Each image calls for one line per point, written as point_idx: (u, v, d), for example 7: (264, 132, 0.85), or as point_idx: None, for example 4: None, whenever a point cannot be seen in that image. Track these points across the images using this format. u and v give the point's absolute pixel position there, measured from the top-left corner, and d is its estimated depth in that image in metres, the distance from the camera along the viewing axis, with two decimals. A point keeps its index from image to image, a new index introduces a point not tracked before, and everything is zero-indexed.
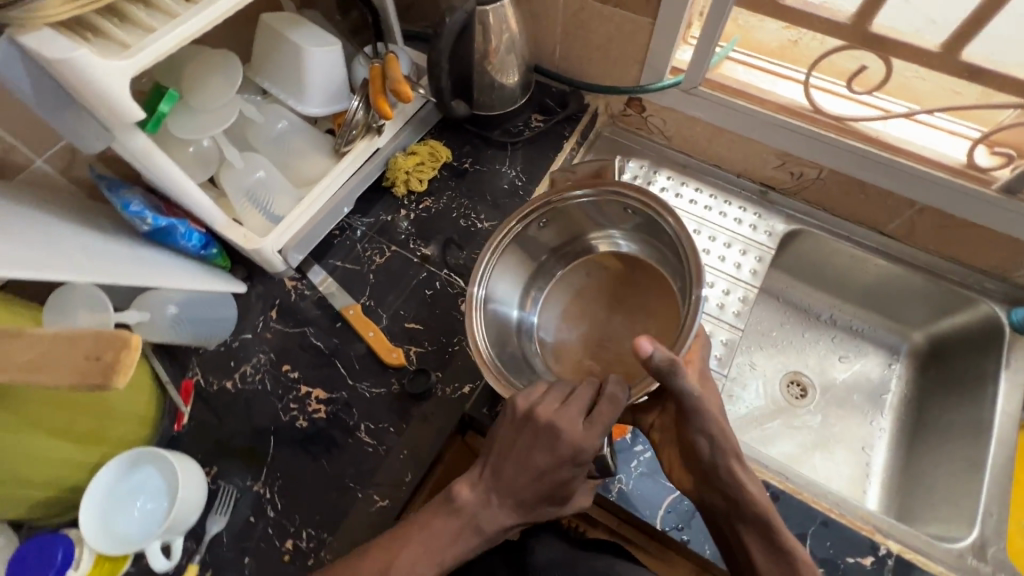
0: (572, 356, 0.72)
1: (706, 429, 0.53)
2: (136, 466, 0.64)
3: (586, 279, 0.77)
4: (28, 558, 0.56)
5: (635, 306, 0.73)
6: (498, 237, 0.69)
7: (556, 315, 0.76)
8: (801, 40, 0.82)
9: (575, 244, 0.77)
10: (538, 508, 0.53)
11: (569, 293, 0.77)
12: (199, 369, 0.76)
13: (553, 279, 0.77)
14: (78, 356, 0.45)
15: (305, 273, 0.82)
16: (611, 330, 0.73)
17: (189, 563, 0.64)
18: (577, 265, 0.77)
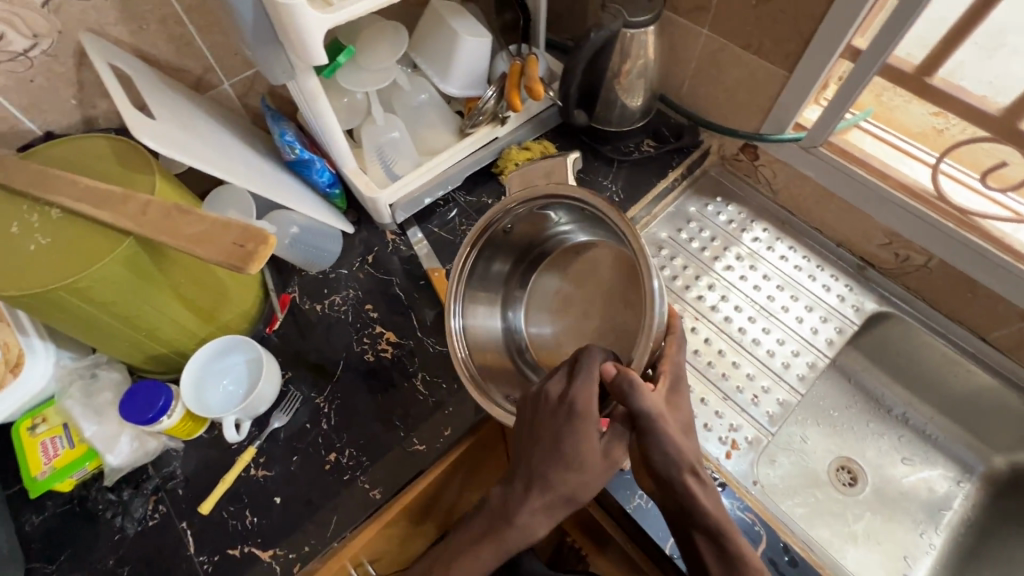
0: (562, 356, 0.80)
1: (661, 446, 0.55)
2: (223, 355, 0.75)
3: (563, 275, 0.84)
4: (138, 395, 0.66)
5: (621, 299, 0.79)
6: (464, 263, 0.74)
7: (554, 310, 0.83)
8: (948, 129, 0.80)
9: (540, 240, 0.84)
10: (583, 471, 0.55)
11: (555, 290, 0.84)
12: (297, 288, 0.86)
13: (531, 279, 0.85)
14: (227, 241, 0.55)
15: (405, 231, 0.91)
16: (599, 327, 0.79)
17: (250, 446, 0.73)
18: (554, 263, 0.85)
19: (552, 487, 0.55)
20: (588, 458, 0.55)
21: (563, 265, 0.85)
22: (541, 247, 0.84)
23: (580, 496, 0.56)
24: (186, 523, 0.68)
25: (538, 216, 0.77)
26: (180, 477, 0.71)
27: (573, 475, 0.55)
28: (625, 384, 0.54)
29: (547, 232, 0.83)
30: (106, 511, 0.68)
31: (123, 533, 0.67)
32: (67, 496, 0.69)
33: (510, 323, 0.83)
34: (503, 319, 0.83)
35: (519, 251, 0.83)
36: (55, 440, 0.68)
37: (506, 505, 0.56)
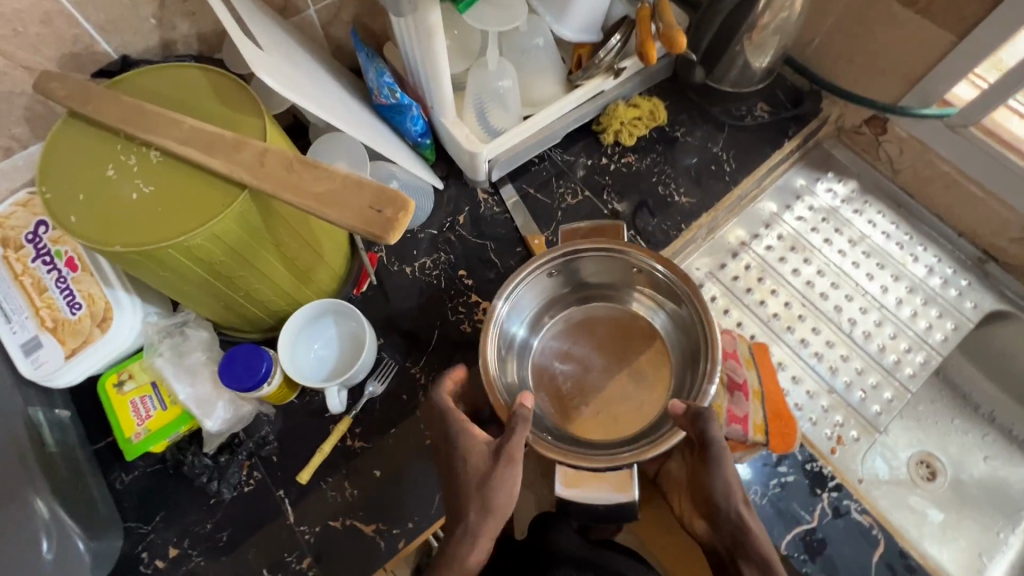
0: (565, 399, 0.74)
1: (719, 470, 0.52)
2: (317, 319, 0.70)
3: (607, 315, 0.78)
4: (236, 358, 0.62)
5: (647, 370, 0.75)
6: (541, 263, 0.68)
7: (564, 341, 0.77)
8: None
9: (610, 284, 0.77)
10: (506, 485, 0.51)
11: (579, 323, 0.78)
12: (384, 248, 0.80)
13: (571, 309, 0.78)
14: (362, 203, 0.48)
15: (498, 190, 0.83)
16: (615, 387, 0.74)
17: (345, 415, 0.69)
18: (601, 301, 0.78)
19: (462, 510, 0.50)
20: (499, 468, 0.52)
21: (618, 321, 0.77)
22: (606, 286, 0.77)
23: (501, 509, 0.50)
24: (284, 492, 0.66)
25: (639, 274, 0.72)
26: (273, 443, 0.68)
27: (500, 493, 0.51)
28: (698, 410, 0.56)
29: (631, 282, 0.75)
30: (201, 475, 0.65)
31: (220, 497, 0.65)
32: (158, 456, 0.66)
33: (525, 342, 0.76)
34: (525, 333, 0.75)
35: (585, 279, 0.76)
36: (145, 400, 0.65)
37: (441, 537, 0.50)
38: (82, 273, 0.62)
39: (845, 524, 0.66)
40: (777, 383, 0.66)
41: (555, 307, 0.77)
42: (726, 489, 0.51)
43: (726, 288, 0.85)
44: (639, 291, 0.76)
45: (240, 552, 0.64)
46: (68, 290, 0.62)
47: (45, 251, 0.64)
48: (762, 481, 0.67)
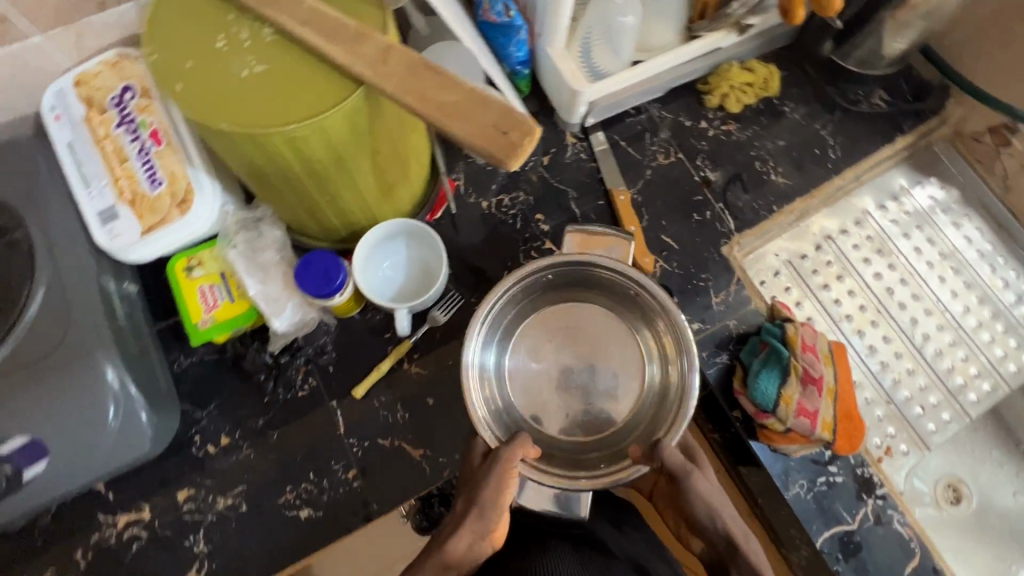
0: (535, 401, 0.69)
1: (696, 493, 0.56)
2: (389, 239, 0.68)
3: (604, 332, 0.71)
4: (313, 266, 0.61)
5: (615, 412, 0.69)
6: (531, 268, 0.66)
7: (542, 344, 0.71)
8: None
9: (600, 303, 0.71)
10: (506, 485, 0.53)
11: (572, 336, 0.71)
12: (463, 177, 0.76)
13: (554, 308, 0.71)
14: (488, 122, 0.45)
15: (589, 136, 0.79)
16: (581, 404, 0.69)
17: (405, 339, 0.68)
18: (599, 323, 0.71)
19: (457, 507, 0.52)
20: (498, 471, 0.54)
21: (611, 347, 0.71)
22: (598, 305, 0.71)
23: (489, 507, 0.50)
24: (338, 402, 0.66)
25: (661, 316, 0.66)
26: (331, 354, 0.67)
27: (500, 490, 0.52)
28: (656, 442, 0.60)
29: (649, 316, 0.68)
30: (260, 371, 0.66)
31: (275, 397, 0.66)
32: (218, 347, 0.67)
33: (505, 335, 0.70)
34: (502, 345, 0.70)
35: (567, 278, 0.70)
36: (213, 289, 0.64)
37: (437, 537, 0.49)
38: (166, 148, 0.61)
39: (884, 532, 0.66)
40: (852, 386, 0.65)
41: (540, 297, 0.71)
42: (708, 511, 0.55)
43: (800, 276, 0.81)
44: (650, 328, 0.69)
45: (290, 449, 0.65)
46: (150, 164, 0.61)
47: (131, 118, 0.62)
48: (809, 476, 0.67)
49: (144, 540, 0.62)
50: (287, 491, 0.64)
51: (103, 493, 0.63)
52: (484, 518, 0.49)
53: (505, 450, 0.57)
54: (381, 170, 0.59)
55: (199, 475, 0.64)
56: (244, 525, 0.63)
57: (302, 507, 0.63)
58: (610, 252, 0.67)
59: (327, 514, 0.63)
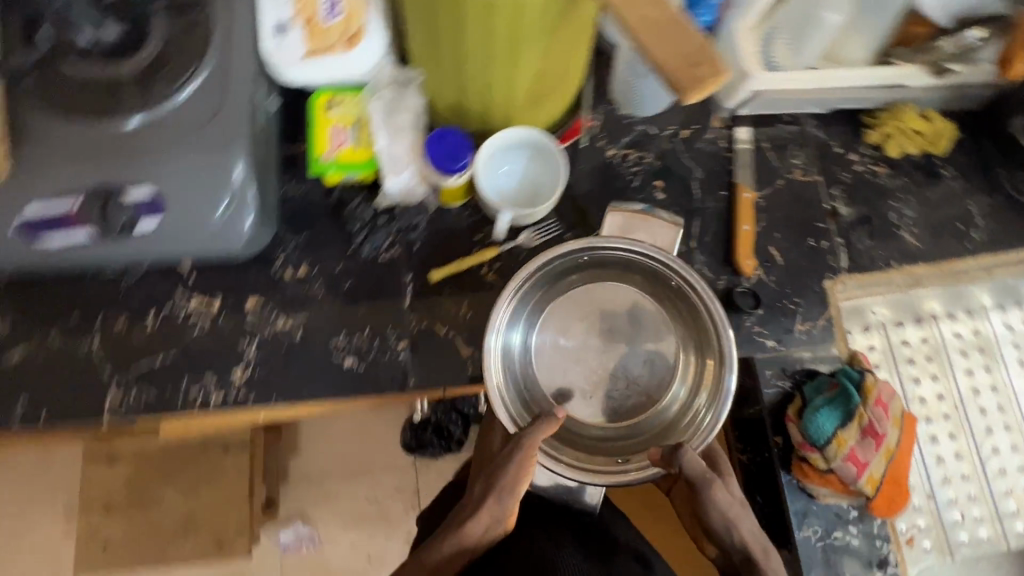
0: (551, 373, 0.67)
1: (719, 508, 0.55)
2: (515, 146, 0.68)
3: (643, 332, 0.67)
4: (445, 142, 0.64)
5: (627, 419, 0.66)
6: (568, 247, 0.63)
7: (575, 320, 0.68)
8: None
9: (644, 304, 0.68)
10: (522, 476, 0.56)
11: (611, 327, 0.68)
12: (600, 120, 0.76)
13: (598, 286, 0.68)
14: (682, 50, 0.45)
15: (735, 126, 0.77)
16: (594, 393, 0.67)
17: (493, 247, 0.70)
18: (643, 323, 0.67)
19: (479, 490, 0.57)
20: (518, 461, 0.56)
21: (643, 349, 0.67)
22: (646, 298, 0.68)
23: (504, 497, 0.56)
24: (412, 278, 0.69)
25: (710, 347, 0.63)
26: (421, 233, 0.70)
27: (516, 479, 0.56)
28: (677, 445, 0.57)
29: (699, 339, 0.65)
30: (356, 223, 0.69)
31: (360, 250, 0.69)
32: (326, 187, 0.70)
33: (542, 300, 0.68)
34: (528, 322, 0.67)
35: (622, 263, 0.67)
36: (343, 132, 0.66)
37: (459, 512, 0.57)
38: None
39: None
40: (910, 456, 0.64)
41: (589, 270, 0.68)
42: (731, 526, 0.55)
43: (888, 346, 0.78)
44: (692, 354, 0.65)
45: (355, 302, 0.68)
46: None
47: None
48: (827, 526, 0.65)
49: (204, 328, 0.67)
50: (339, 336, 0.67)
51: (186, 273, 0.68)
52: (501, 504, 0.56)
53: (528, 432, 0.58)
54: (541, 71, 0.60)
55: (270, 292, 0.68)
56: (293, 350, 0.66)
57: (348, 357, 0.67)
58: (654, 235, 0.67)
59: (368, 371, 0.66)
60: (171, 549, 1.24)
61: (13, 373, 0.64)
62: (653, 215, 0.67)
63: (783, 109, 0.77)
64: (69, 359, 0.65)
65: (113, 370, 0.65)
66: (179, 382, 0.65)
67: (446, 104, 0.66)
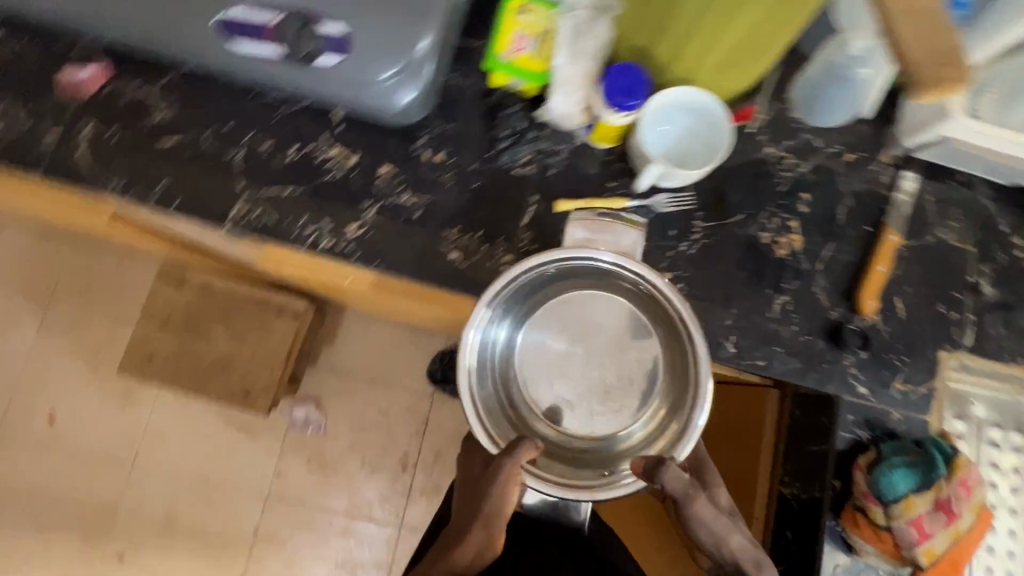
0: (521, 372, 0.67)
1: (708, 524, 0.56)
2: (685, 107, 0.66)
3: (621, 361, 0.68)
4: (625, 78, 0.63)
5: (609, 430, 0.66)
6: (537, 259, 0.60)
7: (557, 331, 0.68)
8: None
9: (629, 330, 0.67)
10: (505, 499, 0.57)
11: (583, 334, 0.69)
12: (769, 114, 0.73)
13: (583, 301, 0.68)
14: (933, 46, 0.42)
15: (905, 167, 0.73)
16: (557, 403, 0.67)
17: (623, 198, 0.69)
18: (621, 349, 0.68)
19: (469, 517, 0.59)
20: (502, 481, 0.57)
21: (613, 377, 0.68)
22: (635, 331, 0.67)
23: (492, 523, 0.57)
24: (537, 200, 0.70)
25: (682, 390, 0.63)
26: (560, 161, 0.70)
27: (501, 501, 0.57)
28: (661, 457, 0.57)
29: (675, 382, 0.64)
30: (505, 130, 0.70)
31: (498, 157, 0.70)
32: (488, 88, 0.71)
33: (529, 306, 0.68)
34: (513, 319, 0.67)
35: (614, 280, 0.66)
36: (526, 39, 0.67)
37: (450, 537, 0.59)
38: None
39: None
40: (975, 547, 0.61)
41: (581, 276, 0.67)
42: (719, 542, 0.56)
43: None
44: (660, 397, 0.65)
45: (477, 204, 0.69)
46: None
47: None
48: None
49: (336, 177, 0.69)
50: (452, 229, 0.68)
51: (336, 122, 0.70)
52: (488, 530, 0.57)
53: (509, 457, 0.58)
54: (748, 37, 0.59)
55: (405, 166, 0.70)
56: (408, 226, 0.68)
57: (454, 251, 0.68)
58: (620, 241, 0.64)
59: (467, 270, 0.68)
60: (206, 381, 1.32)
61: (164, 156, 0.68)
62: (619, 219, 0.64)
63: (963, 168, 0.72)
64: (212, 161, 0.69)
65: (246, 185, 0.68)
66: (298, 216, 0.68)
67: (635, 48, 0.66)
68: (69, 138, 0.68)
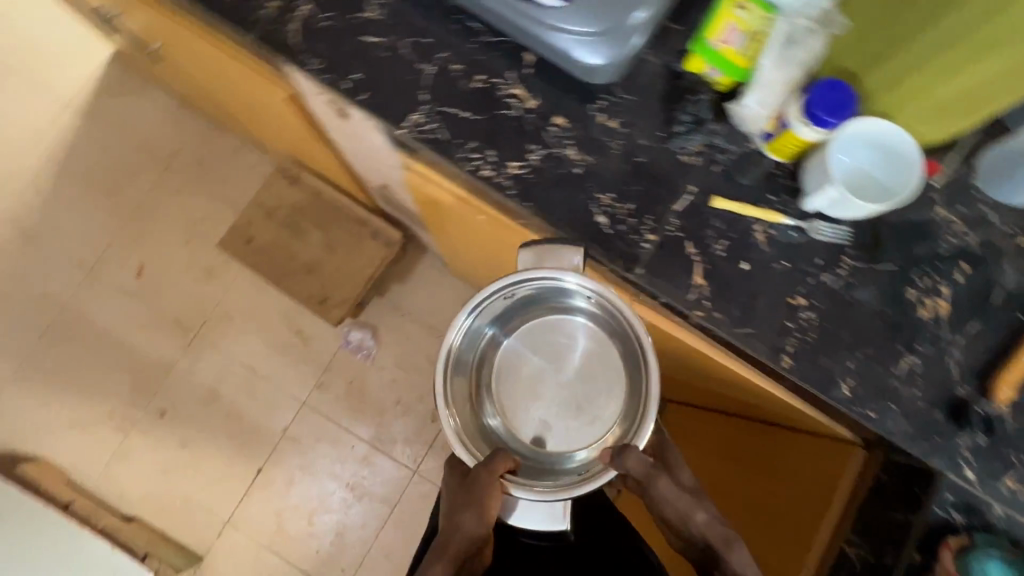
0: (505, 375, 0.88)
1: (680, 511, 0.71)
2: (874, 139, 0.63)
3: (586, 390, 0.87)
4: (828, 94, 0.61)
5: (573, 444, 0.86)
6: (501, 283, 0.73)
7: (538, 351, 0.88)
8: None
9: (595, 362, 0.86)
10: (487, 507, 0.74)
11: (555, 356, 0.88)
12: (950, 174, 0.70)
13: (551, 324, 0.88)
14: None
15: None
16: (527, 411, 0.87)
17: (780, 213, 0.69)
18: (588, 381, 0.87)
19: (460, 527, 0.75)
20: (483, 489, 0.74)
21: (577, 398, 0.87)
22: (598, 366, 0.86)
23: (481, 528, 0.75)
24: (693, 191, 0.70)
25: (629, 419, 0.82)
26: (727, 160, 0.70)
27: (485, 510, 0.74)
28: (625, 448, 0.72)
29: (627, 415, 0.83)
30: (683, 117, 0.71)
31: (670, 139, 0.71)
32: (678, 71, 0.72)
33: (514, 327, 0.88)
34: (502, 331, 0.88)
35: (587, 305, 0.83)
36: (734, 32, 0.66)
37: (443, 542, 0.75)
38: None
39: None
40: None
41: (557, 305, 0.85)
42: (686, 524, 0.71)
43: None
44: (610, 425, 0.85)
45: (635, 178, 0.70)
46: None
47: None
48: None
49: (512, 114, 0.71)
50: (604, 194, 0.70)
51: (526, 63, 0.72)
52: (477, 531, 0.75)
53: (485, 467, 0.76)
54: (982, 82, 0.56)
55: (578, 122, 0.71)
56: (565, 179, 0.70)
57: (602, 215, 0.69)
58: (565, 260, 0.68)
59: (610, 237, 0.69)
60: (292, 279, 1.39)
61: (364, 50, 0.72)
62: (561, 241, 0.68)
63: None
64: (405, 67, 0.72)
65: (429, 98, 0.71)
66: (468, 140, 0.70)
67: (841, 69, 0.65)
68: (286, 10, 0.73)
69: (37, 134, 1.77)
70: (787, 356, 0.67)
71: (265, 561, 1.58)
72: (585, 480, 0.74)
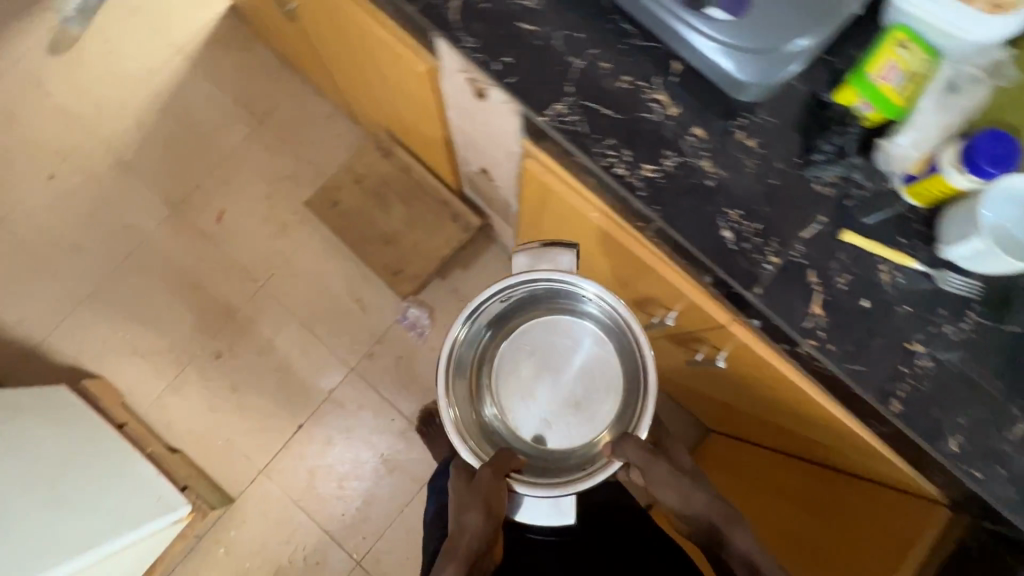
0: (504, 376, 1.00)
1: (684, 499, 0.77)
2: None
3: (591, 394, 0.99)
4: (988, 144, 0.61)
5: (573, 440, 0.98)
6: (516, 280, 0.84)
7: (535, 356, 1.01)
8: None
9: (598, 363, 0.99)
10: (499, 503, 0.79)
11: (552, 361, 1.01)
12: None
13: (547, 331, 1.00)
14: None
15: None
16: (528, 411, 0.99)
17: (910, 257, 0.68)
18: (592, 383, 0.99)
19: (470, 526, 0.77)
20: (495, 482, 0.80)
21: (575, 398, 0.99)
22: (592, 369, 0.99)
23: (492, 529, 0.77)
24: (822, 221, 0.70)
25: (627, 416, 0.94)
26: (863, 196, 0.70)
27: (497, 508, 0.78)
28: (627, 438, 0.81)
29: (627, 411, 0.94)
30: (823, 147, 0.71)
31: (806, 166, 0.71)
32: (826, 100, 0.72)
33: (513, 330, 1.00)
34: (497, 337, 1.00)
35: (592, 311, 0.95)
36: (893, 71, 0.66)
37: (453, 545, 0.76)
38: None
39: None
40: None
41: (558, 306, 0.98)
42: (688, 510, 0.77)
43: None
44: (612, 425, 0.96)
45: (766, 199, 0.70)
46: None
47: None
48: None
49: (653, 119, 0.72)
50: (732, 210, 0.70)
51: (673, 70, 0.73)
52: (488, 530, 0.78)
53: (491, 465, 0.82)
54: None
55: (717, 136, 0.72)
56: (696, 190, 0.71)
57: (728, 230, 0.70)
58: (557, 262, 0.85)
59: (733, 252, 0.69)
60: (371, 248, 1.43)
61: (519, 36, 0.74)
62: (553, 244, 0.86)
63: None
64: (556, 58, 0.74)
65: (574, 91, 0.73)
66: (606, 138, 0.72)
67: (1004, 125, 0.65)
68: None
69: (147, 73, 1.86)
70: (898, 401, 0.66)
71: (292, 514, 1.62)
72: (590, 474, 0.83)
